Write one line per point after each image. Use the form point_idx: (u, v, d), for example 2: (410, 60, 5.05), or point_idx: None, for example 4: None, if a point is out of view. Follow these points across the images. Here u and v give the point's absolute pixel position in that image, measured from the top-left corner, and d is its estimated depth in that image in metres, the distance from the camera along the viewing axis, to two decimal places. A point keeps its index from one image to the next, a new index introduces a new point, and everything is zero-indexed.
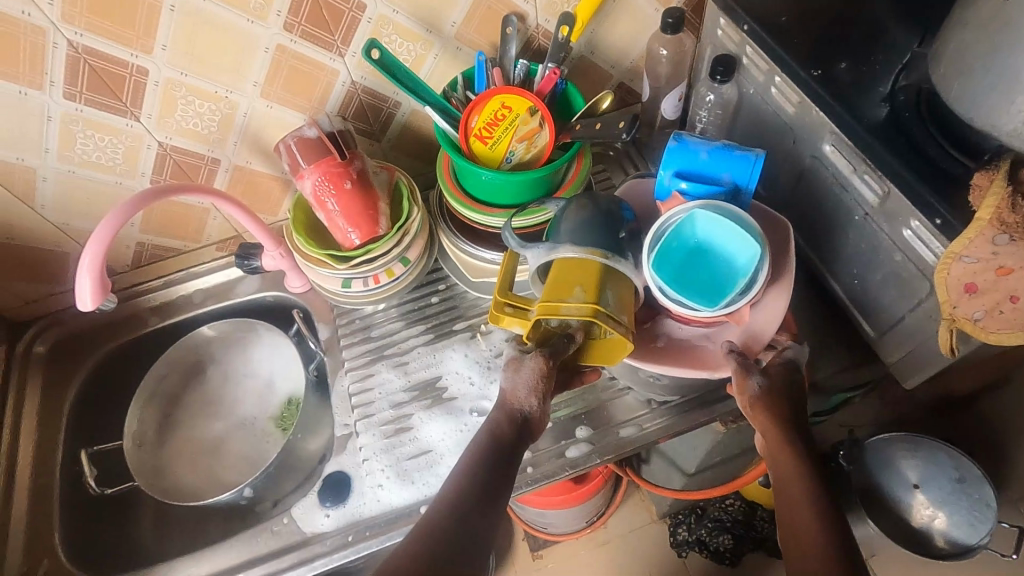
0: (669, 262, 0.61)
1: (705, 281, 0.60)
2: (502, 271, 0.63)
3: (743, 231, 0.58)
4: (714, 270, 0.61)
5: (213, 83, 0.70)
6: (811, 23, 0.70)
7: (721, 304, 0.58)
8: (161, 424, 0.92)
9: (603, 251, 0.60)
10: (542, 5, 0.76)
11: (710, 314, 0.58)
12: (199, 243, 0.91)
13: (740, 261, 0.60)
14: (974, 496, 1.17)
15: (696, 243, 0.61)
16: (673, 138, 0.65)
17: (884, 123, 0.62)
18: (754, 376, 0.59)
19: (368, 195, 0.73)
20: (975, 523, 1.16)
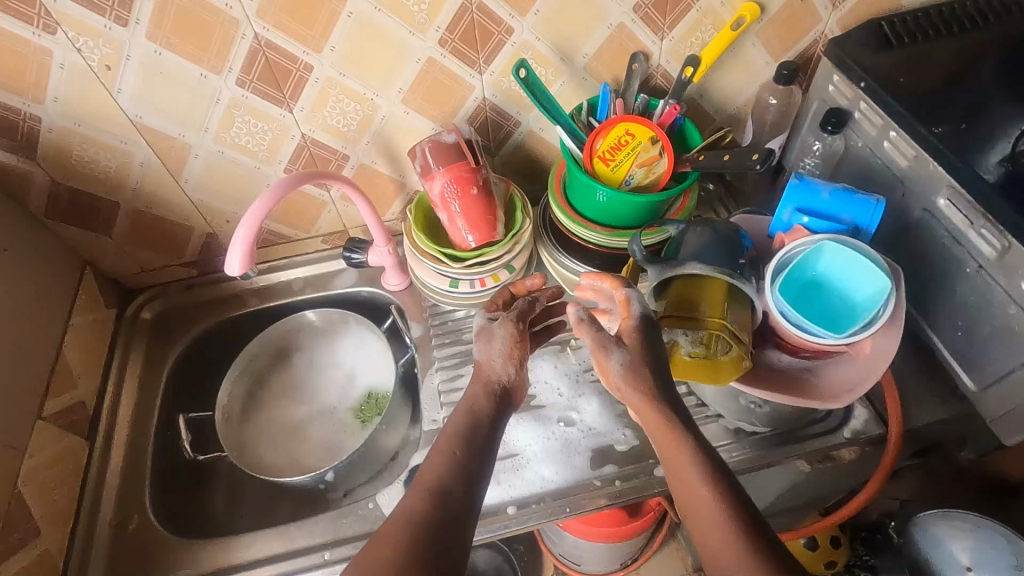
0: (790, 292, 0.64)
1: (826, 316, 0.63)
2: (626, 280, 0.66)
3: (869, 265, 0.60)
4: (835, 305, 0.63)
5: (364, 85, 0.77)
6: (928, 87, 0.74)
7: (845, 335, 0.60)
8: (247, 402, 0.95)
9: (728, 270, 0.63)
10: (668, 47, 0.82)
11: (832, 343, 0.60)
12: (308, 233, 0.96)
13: (862, 297, 0.62)
14: None
15: (820, 277, 0.64)
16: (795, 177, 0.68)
17: (1004, 182, 0.65)
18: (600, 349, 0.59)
19: (490, 202, 0.78)
20: None
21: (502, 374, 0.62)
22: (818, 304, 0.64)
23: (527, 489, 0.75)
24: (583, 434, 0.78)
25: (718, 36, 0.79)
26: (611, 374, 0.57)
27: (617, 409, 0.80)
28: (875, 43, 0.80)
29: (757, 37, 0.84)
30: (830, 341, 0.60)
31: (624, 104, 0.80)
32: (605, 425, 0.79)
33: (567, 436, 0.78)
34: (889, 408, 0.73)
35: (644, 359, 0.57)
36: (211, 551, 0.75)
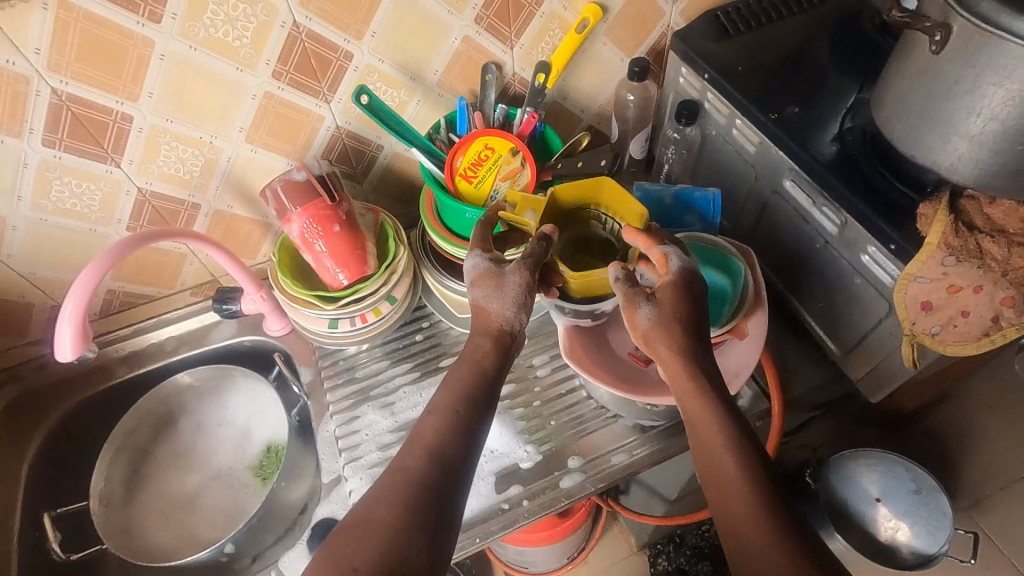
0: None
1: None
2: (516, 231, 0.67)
3: (718, 254, 0.69)
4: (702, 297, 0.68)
5: (198, 129, 0.71)
6: (763, 73, 0.77)
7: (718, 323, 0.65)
8: (130, 481, 0.87)
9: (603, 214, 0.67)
10: (519, 55, 0.81)
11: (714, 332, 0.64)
12: (172, 289, 0.89)
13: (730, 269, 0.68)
14: (930, 505, 1.20)
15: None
16: (635, 189, 0.73)
17: (837, 158, 0.67)
18: (641, 308, 0.56)
19: (356, 236, 0.74)
20: (934, 532, 1.18)
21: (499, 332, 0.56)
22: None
23: None
24: (485, 459, 0.76)
25: (565, 40, 0.79)
26: (641, 326, 0.56)
27: (517, 427, 0.79)
28: (713, 33, 0.82)
29: (606, 36, 0.85)
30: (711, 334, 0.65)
31: (482, 118, 0.79)
32: (507, 445, 0.77)
33: None
34: (770, 384, 0.76)
35: (672, 315, 0.55)
36: None
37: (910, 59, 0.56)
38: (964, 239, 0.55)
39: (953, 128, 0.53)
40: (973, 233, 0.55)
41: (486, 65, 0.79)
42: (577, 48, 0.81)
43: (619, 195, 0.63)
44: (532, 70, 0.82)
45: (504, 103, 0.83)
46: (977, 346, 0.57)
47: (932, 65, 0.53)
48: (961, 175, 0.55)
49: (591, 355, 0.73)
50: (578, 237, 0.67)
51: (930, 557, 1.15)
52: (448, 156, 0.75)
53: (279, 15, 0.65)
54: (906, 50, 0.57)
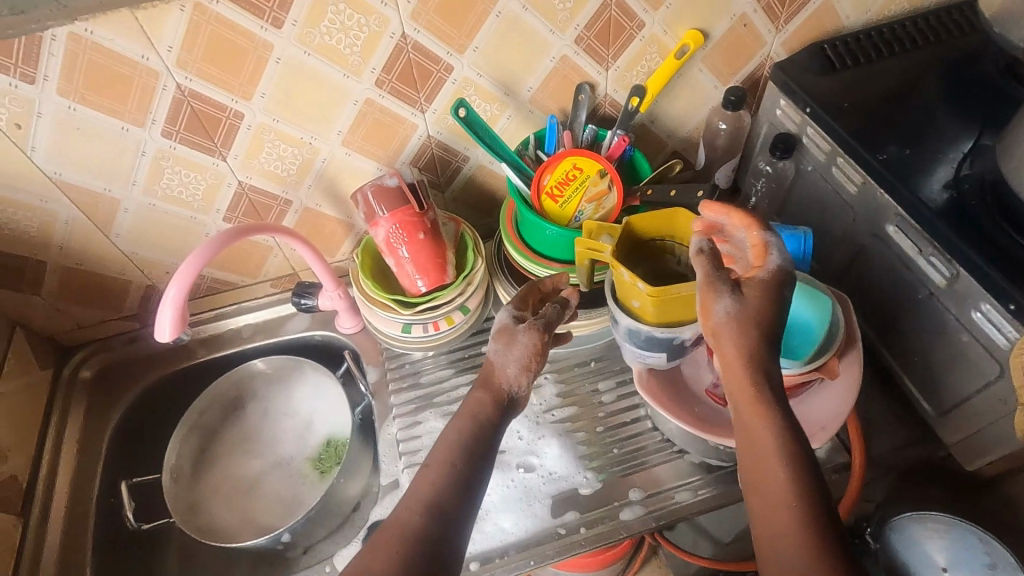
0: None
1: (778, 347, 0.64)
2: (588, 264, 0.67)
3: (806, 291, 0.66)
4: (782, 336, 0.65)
5: (301, 130, 0.74)
6: (870, 111, 0.74)
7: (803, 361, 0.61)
8: (198, 459, 0.91)
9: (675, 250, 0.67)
10: (613, 77, 0.81)
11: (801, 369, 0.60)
12: (255, 278, 0.92)
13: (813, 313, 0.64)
14: None
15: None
16: None
17: (951, 206, 0.63)
18: (721, 302, 0.52)
19: (438, 245, 0.76)
20: None
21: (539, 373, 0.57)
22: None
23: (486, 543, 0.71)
24: (543, 480, 0.75)
25: (663, 65, 0.79)
26: (715, 318, 0.52)
27: (577, 451, 0.78)
28: (817, 66, 0.79)
29: (703, 62, 0.83)
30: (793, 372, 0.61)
31: (572, 138, 0.79)
32: (566, 469, 0.76)
33: (527, 484, 0.75)
34: (852, 437, 0.72)
35: (756, 317, 0.51)
36: None
37: None
38: None
39: None
40: None
41: (580, 85, 0.79)
42: (673, 73, 0.80)
43: (694, 223, 0.63)
44: (625, 93, 0.81)
45: (593, 124, 0.83)
46: None
47: None
48: None
49: (664, 388, 0.71)
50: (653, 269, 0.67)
51: None
52: (535, 174, 0.75)
53: (389, 26, 0.67)
54: None
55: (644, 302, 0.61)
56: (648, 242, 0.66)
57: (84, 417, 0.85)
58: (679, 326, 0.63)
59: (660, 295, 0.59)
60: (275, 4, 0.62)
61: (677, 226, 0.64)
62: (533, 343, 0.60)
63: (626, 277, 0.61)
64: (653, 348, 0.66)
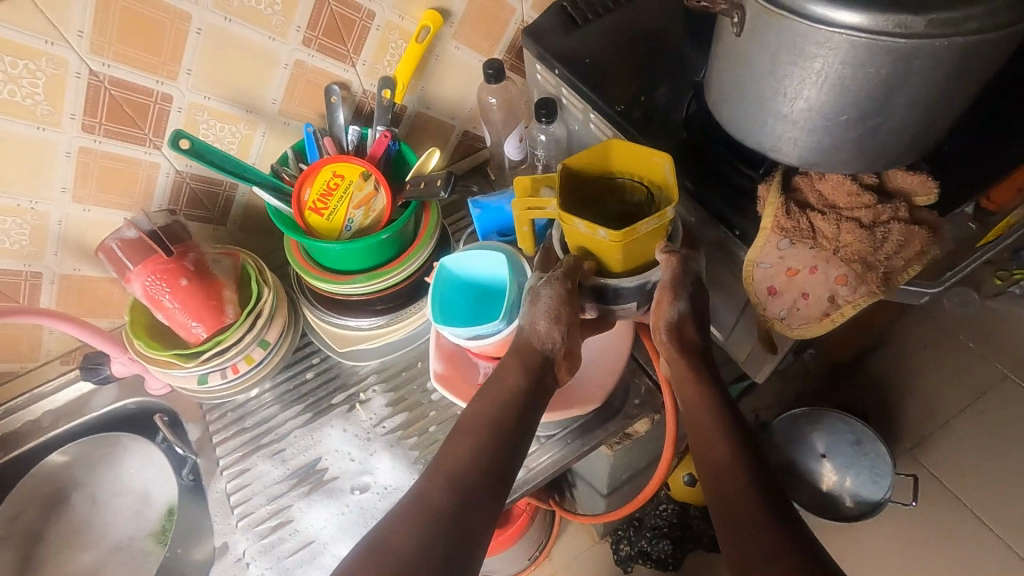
0: (452, 319, 0.68)
1: (493, 312, 0.68)
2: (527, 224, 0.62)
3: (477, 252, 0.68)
4: (494, 300, 0.69)
5: (13, 196, 0.66)
6: (612, 63, 0.75)
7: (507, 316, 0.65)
8: (21, 569, 0.82)
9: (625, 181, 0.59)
10: (364, 72, 0.78)
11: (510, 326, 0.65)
12: (36, 361, 0.83)
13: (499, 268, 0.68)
14: (871, 455, 1.21)
15: (468, 287, 0.69)
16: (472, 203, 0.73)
17: (684, 146, 0.66)
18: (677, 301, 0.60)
19: (208, 286, 0.70)
20: (878, 479, 1.19)
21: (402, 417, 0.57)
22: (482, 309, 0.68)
23: None
24: (378, 497, 0.75)
25: (407, 51, 0.76)
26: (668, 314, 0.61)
27: (409, 458, 0.77)
28: (561, 25, 0.79)
29: (456, 40, 0.82)
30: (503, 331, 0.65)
31: (332, 143, 0.75)
32: (401, 479, 0.75)
33: (361, 504, 0.75)
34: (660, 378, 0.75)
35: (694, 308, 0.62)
36: None
37: (720, 42, 0.54)
38: (797, 219, 0.53)
39: (769, 110, 0.52)
40: (806, 212, 0.54)
41: (329, 87, 0.74)
42: (422, 57, 0.77)
43: (636, 151, 0.56)
44: (379, 86, 0.78)
45: (357, 124, 0.79)
46: (819, 329, 0.56)
47: (737, 48, 0.51)
48: (786, 155, 0.54)
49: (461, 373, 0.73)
50: (601, 211, 0.60)
51: (874, 504, 1.17)
52: (295, 190, 0.72)
53: (69, 65, 0.60)
54: (717, 34, 0.55)
55: (610, 251, 0.57)
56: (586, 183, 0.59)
57: None
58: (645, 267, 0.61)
59: (629, 238, 0.54)
60: None
61: (619, 159, 0.57)
62: (557, 295, 0.59)
63: (583, 230, 0.55)
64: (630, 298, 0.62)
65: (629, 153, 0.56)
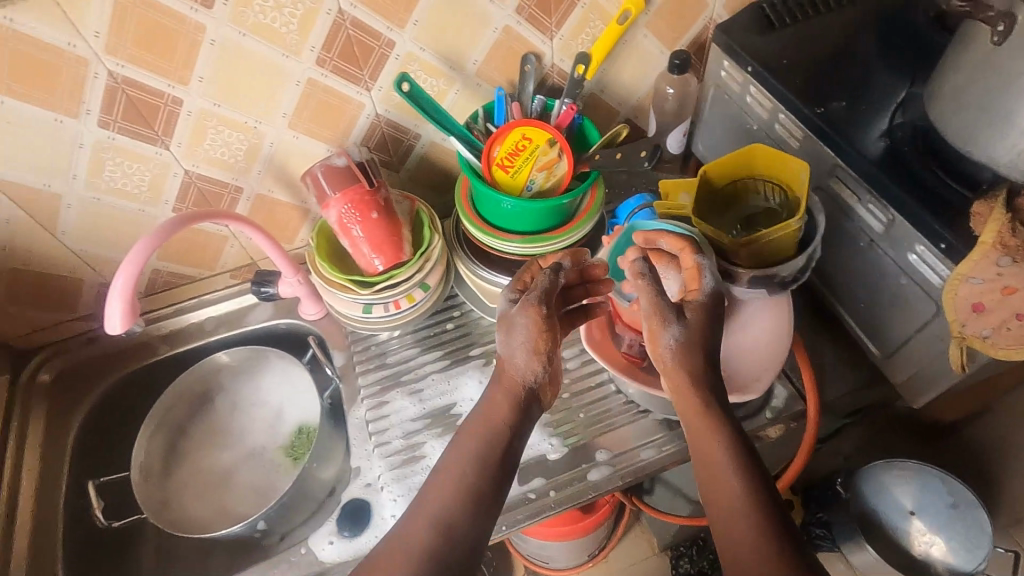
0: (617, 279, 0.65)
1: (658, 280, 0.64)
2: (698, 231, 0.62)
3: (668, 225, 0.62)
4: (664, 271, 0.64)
5: (244, 114, 0.73)
6: (807, 67, 0.76)
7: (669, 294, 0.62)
8: (168, 455, 0.90)
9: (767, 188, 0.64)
10: (558, 46, 0.81)
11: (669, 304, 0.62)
12: (212, 270, 0.91)
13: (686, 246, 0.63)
14: (968, 520, 1.13)
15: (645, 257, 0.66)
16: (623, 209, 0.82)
17: (885, 156, 0.65)
18: (671, 329, 0.55)
19: (393, 223, 0.75)
20: (972, 548, 1.11)
21: (527, 374, 0.58)
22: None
23: None
24: None
25: (606, 32, 0.78)
26: (664, 347, 0.56)
27: (540, 420, 0.80)
28: (758, 26, 0.81)
29: (647, 28, 0.84)
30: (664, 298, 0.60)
31: (519, 108, 0.79)
32: (532, 437, 0.78)
33: None
34: (806, 386, 0.74)
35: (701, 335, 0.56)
36: None
37: (967, 52, 0.54)
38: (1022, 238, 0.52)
39: (1014, 123, 0.51)
40: None
41: (526, 55, 0.78)
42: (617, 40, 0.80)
43: (773, 157, 0.61)
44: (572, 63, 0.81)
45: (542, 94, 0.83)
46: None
47: (992, 59, 0.51)
48: (1020, 172, 0.53)
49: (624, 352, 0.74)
50: (741, 215, 0.66)
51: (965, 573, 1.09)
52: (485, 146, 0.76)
53: (324, 2, 0.66)
54: (962, 45, 0.55)
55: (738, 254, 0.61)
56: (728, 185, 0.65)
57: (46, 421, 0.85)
58: (781, 261, 0.62)
59: (754, 243, 0.59)
60: None
61: (758, 163, 0.63)
62: (533, 322, 0.58)
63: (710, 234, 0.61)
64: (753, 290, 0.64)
65: (766, 157, 0.62)
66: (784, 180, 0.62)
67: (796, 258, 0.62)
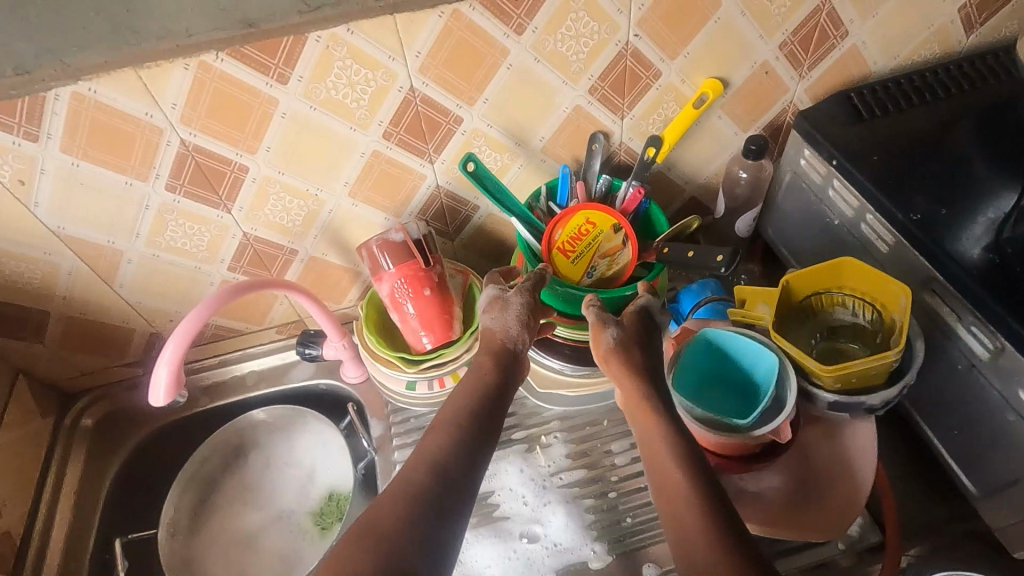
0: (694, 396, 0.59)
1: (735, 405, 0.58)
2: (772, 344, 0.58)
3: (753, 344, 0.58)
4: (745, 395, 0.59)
5: (306, 182, 0.72)
6: (901, 164, 0.70)
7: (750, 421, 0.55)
8: (196, 511, 0.88)
9: (856, 304, 0.59)
10: (629, 125, 0.78)
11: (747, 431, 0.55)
12: (260, 326, 0.90)
13: (768, 366, 0.57)
14: None
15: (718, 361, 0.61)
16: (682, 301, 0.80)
17: (993, 276, 0.59)
18: (609, 329, 0.59)
19: (445, 300, 0.73)
20: None
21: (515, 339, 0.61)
22: (727, 392, 0.60)
23: None
24: (548, 552, 0.72)
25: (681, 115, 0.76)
26: (604, 344, 0.58)
27: (584, 520, 0.74)
28: (844, 116, 0.76)
29: (723, 110, 0.80)
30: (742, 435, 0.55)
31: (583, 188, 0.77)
32: (574, 540, 0.73)
33: (530, 555, 0.72)
34: (887, 517, 0.67)
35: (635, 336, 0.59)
36: None
37: None
38: None
39: None
40: None
41: (595, 135, 0.76)
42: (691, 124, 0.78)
43: (865, 272, 0.56)
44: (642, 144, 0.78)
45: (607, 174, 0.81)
46: None
47: None
48: None
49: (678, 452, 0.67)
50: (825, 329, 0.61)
51: None
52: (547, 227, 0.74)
53: (397, 80, 0.65)
54: None
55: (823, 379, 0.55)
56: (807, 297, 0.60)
57: (83, 467, 0.84)
58: (863, 390, 0.56)
59: (844, 371, 0.53)
60: (281, 61, 0.60)
61: (846, 278, 0.58)
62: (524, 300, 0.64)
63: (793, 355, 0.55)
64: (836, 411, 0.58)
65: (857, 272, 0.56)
66: (878, 299, 0.57)
67: (884, 388, 0.55)
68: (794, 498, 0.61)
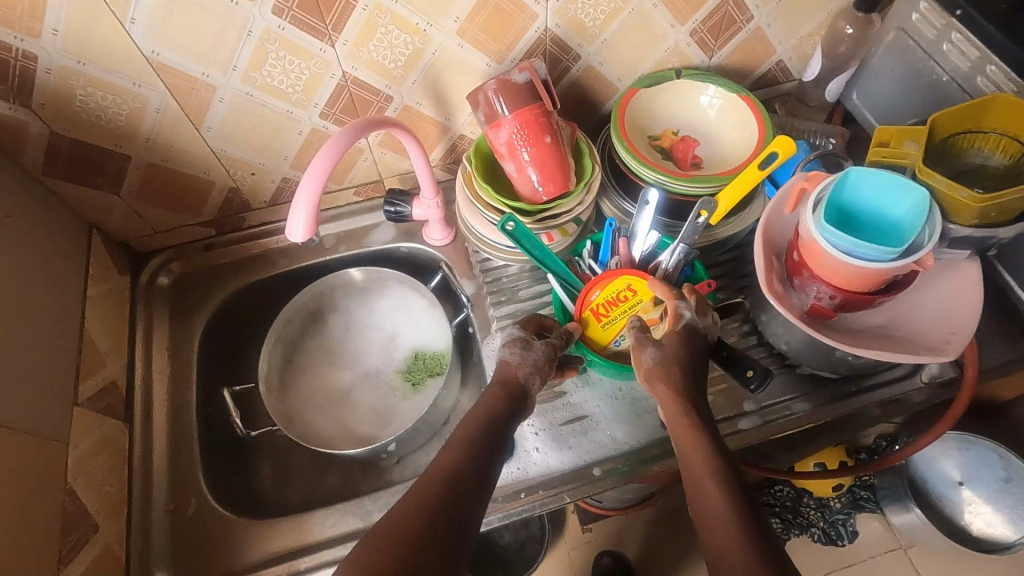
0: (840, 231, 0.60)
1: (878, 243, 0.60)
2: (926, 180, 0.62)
3: (901, 182, 0.60)
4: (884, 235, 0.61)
5: (417, 14, 0.67)
6: None
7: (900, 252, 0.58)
8: (284, 369, 0.89)
9: (991, 146, 0.66)
10: None
11: (899, 262, 0.58)
12: (339, 185, 0.87)
13: (913, 204, 0.60)
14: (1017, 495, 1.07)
15: (848, 209, 0.63)
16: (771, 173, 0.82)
17: None
18: (647, 349, 0.65)
19: (563, 150, 0.71)
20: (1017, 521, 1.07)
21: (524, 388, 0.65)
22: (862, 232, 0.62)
23: (600, 451, 0.74)
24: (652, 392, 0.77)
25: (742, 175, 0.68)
26: (646, 364, 0.64)
27: None
28: None
29: None
30: (891, 266, 0.57)
31: (627, 245, 0.74)
32: None
33: (635, 395, 0.77)
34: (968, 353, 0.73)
35: (675, 358, 0.63)
36: (279, 532, 0.71)
37: None
38: None
39: None
40: None
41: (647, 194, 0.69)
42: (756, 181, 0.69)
43: (1011, 109, 0.63)
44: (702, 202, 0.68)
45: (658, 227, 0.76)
46: None
47: None
48: None
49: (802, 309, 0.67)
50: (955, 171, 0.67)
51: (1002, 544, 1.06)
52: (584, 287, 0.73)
53: None
54: None
55: (965, 212, 0.60)
56: (946, 141, 0.66)
57: (171, 325, 0.83)
58: (997, 224, 0.61)
59: (998, 202, 0.58)
60: None
61: (988, 118, 0.64)
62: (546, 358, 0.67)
63: (946, 188, 0.60)
64: (959, 247, 0.65)
65: (1003, 109, 0.63)
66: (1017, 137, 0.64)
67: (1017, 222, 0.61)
68: (901, 331, 0.67)
